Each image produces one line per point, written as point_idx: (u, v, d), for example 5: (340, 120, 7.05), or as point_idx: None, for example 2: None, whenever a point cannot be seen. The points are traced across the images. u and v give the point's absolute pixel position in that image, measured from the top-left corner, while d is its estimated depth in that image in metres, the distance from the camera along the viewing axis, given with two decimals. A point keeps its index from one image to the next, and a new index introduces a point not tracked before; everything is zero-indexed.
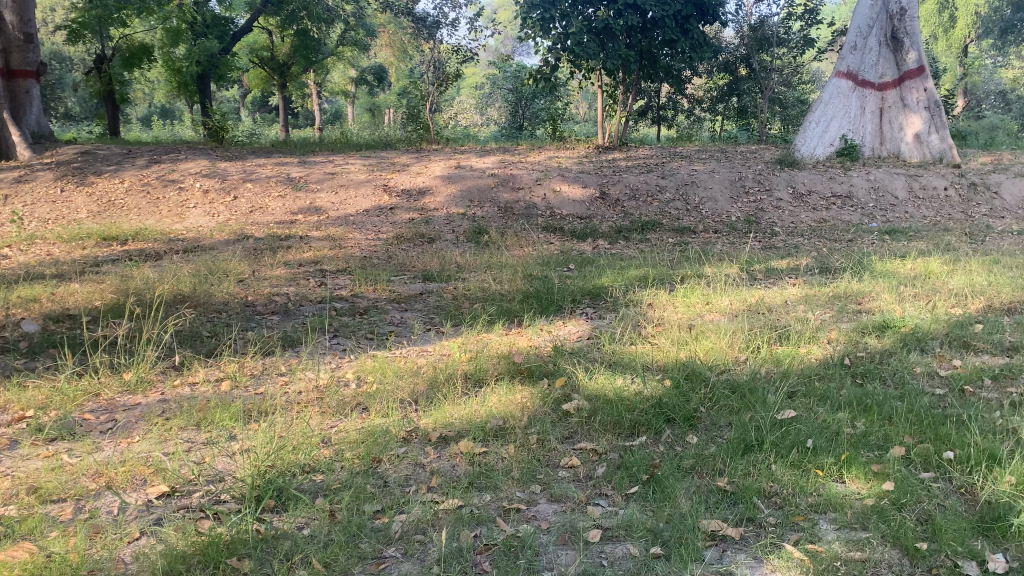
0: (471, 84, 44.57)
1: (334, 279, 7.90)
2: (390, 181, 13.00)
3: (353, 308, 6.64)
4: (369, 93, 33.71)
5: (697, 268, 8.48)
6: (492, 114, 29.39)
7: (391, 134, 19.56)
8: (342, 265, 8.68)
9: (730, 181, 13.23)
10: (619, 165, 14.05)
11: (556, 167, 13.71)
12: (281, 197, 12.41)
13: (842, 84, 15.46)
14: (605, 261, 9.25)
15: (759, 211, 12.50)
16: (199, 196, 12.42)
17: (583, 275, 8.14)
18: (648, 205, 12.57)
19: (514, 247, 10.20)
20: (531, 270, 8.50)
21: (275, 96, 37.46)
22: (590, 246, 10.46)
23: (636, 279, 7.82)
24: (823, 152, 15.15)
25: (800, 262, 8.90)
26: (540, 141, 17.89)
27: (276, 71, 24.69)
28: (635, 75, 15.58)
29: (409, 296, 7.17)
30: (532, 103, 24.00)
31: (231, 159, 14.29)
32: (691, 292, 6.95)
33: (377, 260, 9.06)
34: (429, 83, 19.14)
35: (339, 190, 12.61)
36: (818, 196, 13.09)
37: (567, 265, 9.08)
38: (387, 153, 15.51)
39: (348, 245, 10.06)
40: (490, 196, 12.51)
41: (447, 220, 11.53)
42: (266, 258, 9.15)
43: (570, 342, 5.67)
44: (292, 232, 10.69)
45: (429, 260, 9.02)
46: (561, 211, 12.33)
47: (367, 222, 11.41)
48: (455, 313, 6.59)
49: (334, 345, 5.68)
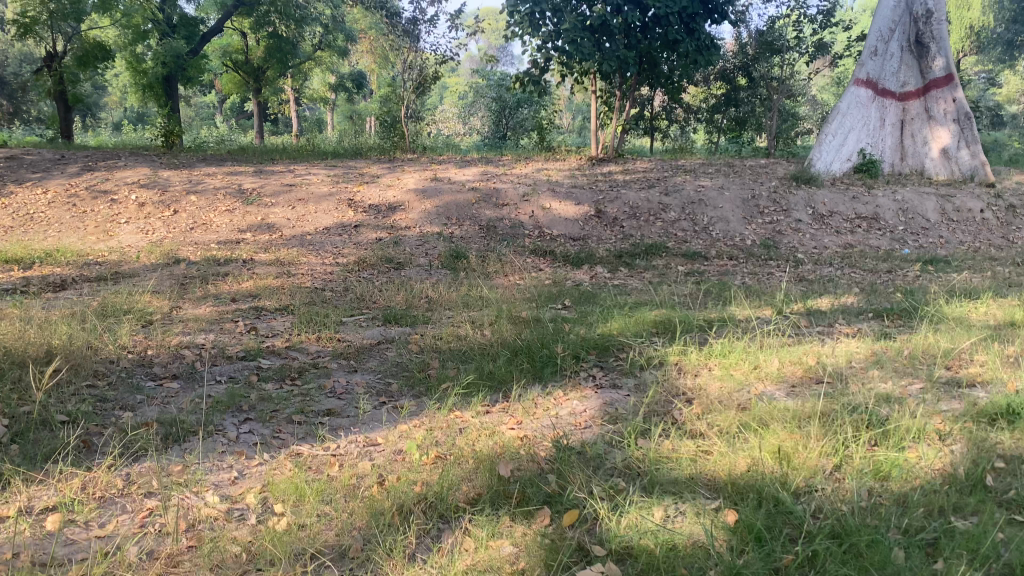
0: (452, 93, 42.95)
1: (270, 322, 6.24)
2: (356, 194, 11.34)
3: (282, 370, 4.99)
4: (347, 100, 32.02)
5: (721, 309, 6.90)
6: (474, 122, 27.80)
7: (363, 141, 17.87)
8: (286, 300, 7.02)
9: (742, 199, 11.68)
10: (615, 179, 12.45)
11: (546, 181, 12.11)
12: (228, 212, 10.72)
13: (861, 93, 13.76)
14: (607, 296, 7.66)
15: (776, 233, 10.96)
16: (132, 210, 10.70)
17: (584, 316, 6.53)
18: (650, 225, 10.99)
19: (497, 277, 8.60)
20: (519, 308, 6.90)
21: (248, 100, 35.58)
22: (587, 275, 8.86)
23: (652, 322, 6.23)
24: (841, 168, 13.50)
25: (844, 301, 7.34)
26: (527, 151, 16.31)
27: (249, 76, 22.94)
28: (634, 79, 14.06)
29: (361, 349, 5.52)
30: (518, 111, 22.45)
31: (177, 166, 12.56)
32: (729, 350, 5.36)
33: (331, 292, 7.41)
34: (405, 87, 17.50)
35: (295, 205, 10.93)
36: (841, 217, 11.57)
37: (562, 300, 7.48)
38: (356, 162, 13.84)
39: (299, 271, 8.40)
40: (470, 214, 10.90)
41: (420, 241, 9.90)
42: (194, 290, 7.47)
43: (577, 434, 4.06)
44: (234, 255, 9.01)
45: (395, 292, 7.38)
46: (552, 231, 10.73)
47: (325, 242, 9.76)
48: (421, 376, 4.96)
49: (242, 434, 4.02)
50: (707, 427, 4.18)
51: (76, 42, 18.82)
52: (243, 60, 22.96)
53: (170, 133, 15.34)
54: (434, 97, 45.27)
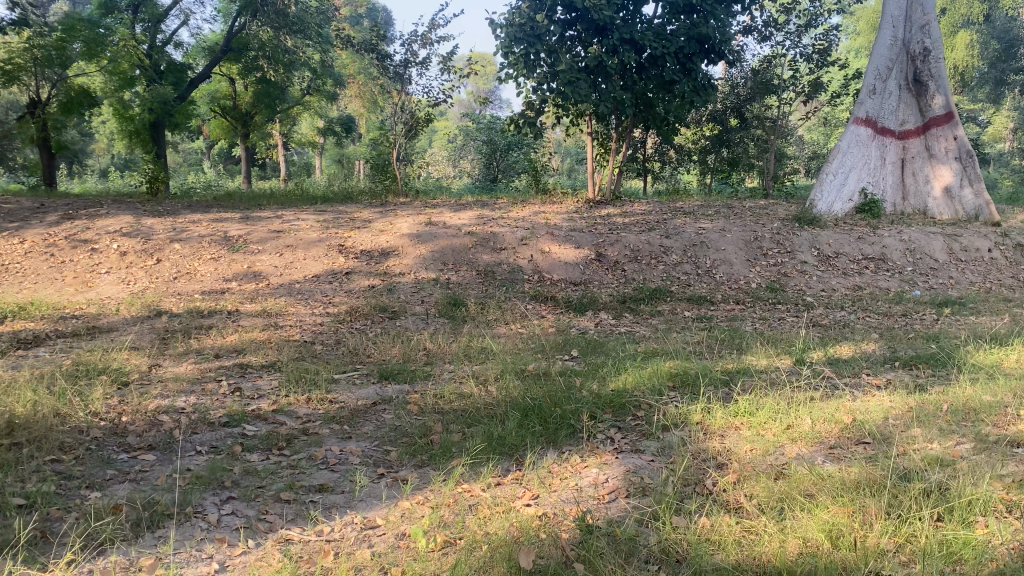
0: (441, 137, 42.90)
1: (257, 381, 5.79)
2: (347, 240, 10.96)
3: (270, 438, 4.54)
4: (337, 144, 31.79)
5: (739, 360, 6.51)
6: (465, 165, 27.59)
7: (354, 186, 17.52)
8: (274, 355, 6.58)
9: (745, 242, 11.36)
10: (614, 222, 12.13)
11: (543, 224, 11.77)
12: (214, 260, 10.30)
13: (861, 132, 13.70)
14: (615, 345, 7.26)
15: (782, 276, 10.63)
16: (113, 259, 10.26)
17: (595, 369, 6.12)
18: (652, 268, 10.64)
19: (497, 326, 8.19)
20: (524, 360, 6.48)
21: (236, 146, 35.33)
22: (591, 322, 8.47)
23: (668, 376, 5.83)
24: (842, 208, 13.34)
25: (866, 349, 6.95)
26: (521, 194, 16.01)
27: (237, 121, 22.67)
28: (630, 119, 13.83)
29: (356, 411, 5.08)
30: (509, 154, 22.25)
31: (162, 213, 12.16)
32: (757, 408, 4.95)
33: (322, 346, 6.98)
34: (396, 131, 17.24)
35: (284, 252, 10.53)
36: (847, 258, 11.26)
37: (567, 351, 7.07)
38: (347, 207, 13.46)
39: (288, 322, 7.97)
40: (466, 259, 10.52)
41: (415, 288, 9.49)
42: (176, 345, 7.02)
43: (601, 511, 3.62)
44: (220, 306, 8.58)
45: (390, 344, 6.95)
46: (552, 275, 10.36)
47: (315, 291, 9.34)
48: (423, 442, 4.52)
49: (224, 517, 3.56)
50: (746, 499, 3.75)
51: (61, 89, 18.50)
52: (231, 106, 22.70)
53: (155, 179, 14.96)
54: (423, 141, 45.22)
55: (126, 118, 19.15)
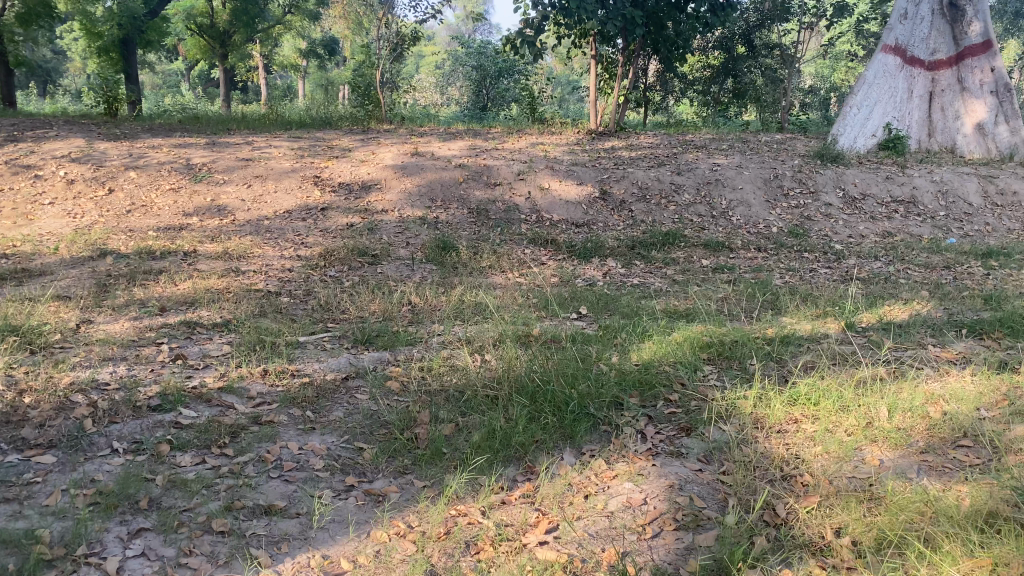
0: (428, 63, 41.14)
1: (205, 345, 4.78)
2: (324, 171, 9.83)
3: (209, 432, 3.57)
4: (319, 67, 30.12)
5: (777, 325, 5.54)
6: (453, 93, 26.13)
7: (333, 110, 16.21)
8: (229, 309, 5.55)
9: (763, 180, 10.31)
10: (620, 156, 11.02)
11: (542, 157, 10.67)
12: (173, 191, 9.15)
13: (888, 61, 12.42)
14: (629, 301, 6.28)
15: (805, 219, 9.62)
16: (59, 188, 9.08)
17: (611, 335, 5.14)
18: (662, 208, 9.60)
19: (491, 276, 7.18)
20: (526, 321, 5.50)
21: (213, 69, 33.47)
22: (598, 272, 7.48)
23: (701, 347, 4.85)
24: (865, 144, 12.29)
25: (922, 310, 5.99)
26: (515, 122, 14.80)
27: (213, 40, 20.38)
28: (638, 41, 12.61)
29: (322, 392, 4.10)
30: (500, 80, 20.87)
31: (118, 136, 10.93)
32: (821, 395, 3.99)
33: (288, 298, 5.95)
34: (380, 52, 15.87)
35: (252, 183, 9.39)
36: (874, 201, 10.25)
37: (574, 308, 6.08)
38: (325, 134, 12.27)
39: (251, 266, 6.92)
40: (456, 195, 9.43)
41: (398, 227, 8.43)
42: (116, 294, 5.98)
43: (645, 560, 2.69)
44: (174, 245, 7.48)
45: (368, 297, 5.94)
46: (551, 216, 9.31)
47: (286, 229, 8.26)
48: (405, 439, 3.56)
49: (130, 562, 2.61)
50: (834, 537, 2.82)
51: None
52: (211, 27, 19.91)
53: (114, 99, 13.59)
54: (410, 66, 43.46)
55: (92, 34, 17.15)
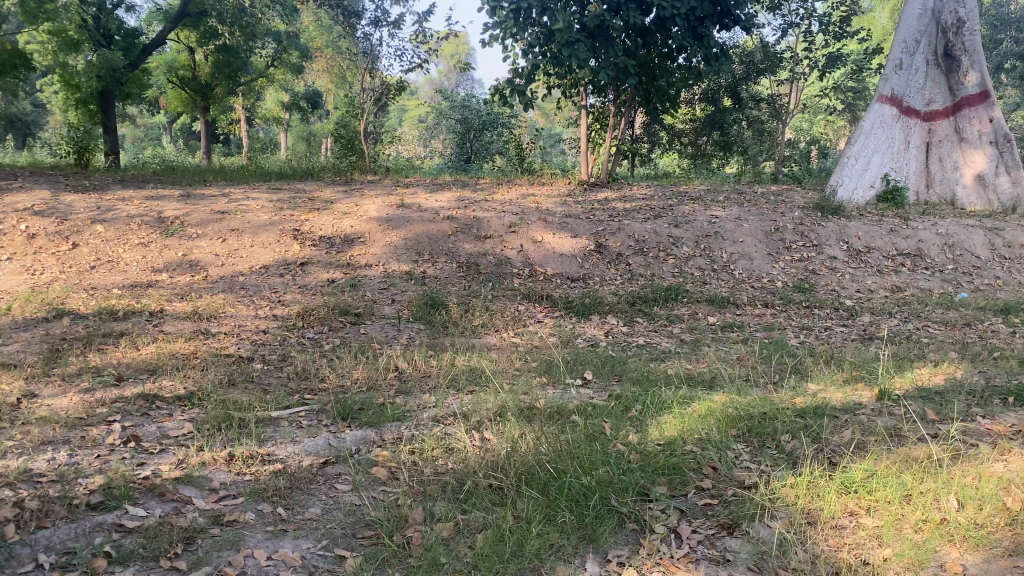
0: (411, 115, 41.08)
1: (164, 424, 4.18)
2: (304, 224, 9.31)
3: (158, 538, 2.96)
4: (301, 120, 29.80)
5: (805, 393, 5.01)
6: (437, 146, 25.85)
7: (315, 162, 15.75)
8: (195, 379, 4.95)
9: (764, 232, 9.90)
10: (614, 207, 10.59)
11: (533, 208, 10.22)
12: (142, 245, 8.58)
13: (884, 111, 12.19)
14: (637, 364, 5.75)
15: (810, 274, 9.18)
16: (18, 243, 8.47)
17: (624, 408, 4.60)
18: (661, 262, 9.13)
19: (484, 336, 6.64)
20: (528, 391, 4.95)
21: (194, 123, 33.12)
22: (599, 331, 6.96)
23: (727, 422, 4.32)
24: (864, 196, 11.96)
25: (957, 374, 5.49)
26: (502, 173, 14.41)
27: (195, 93, 19.90)
28: (630, 90, 12.31)
29: (297, 483, 3.51)
30: (485, 132, 20.57)
31: (87, 188, 10.37)
32: (878, 482, 3.45)
33: (261, 365, 5.36)
34: (364, 102, 15.51)
35: (227, 237, 8.84)
36: (879, 254, 9.86)
37: (578, 373, 5.54)
38: (306, 185, 11.77)
39: (222, 328, 6.34)
40: (445, 249, 8.93)
41: (383, 283, 7.89)
42: (68, 361, 5.36)
43: None
44: (139, 304, 6.89)
45: (351, 363, 5.36)
46: (545, 270, 8.81)
47: (261, 286, 7.69)
48: (396, 546, 2.98)
49: None
50: None
51: None
52: (192, 80, 19.56)
53: (85, 149, 13.04)
54: (392, 120, 43.39)
55: (72, 85, 16.32)
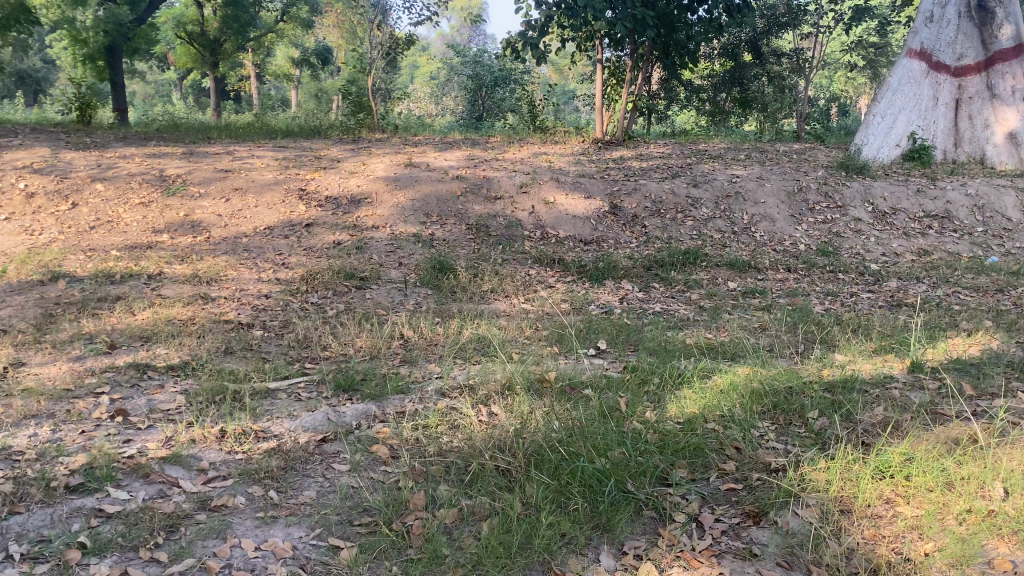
0: (423, 72, 40.43)
1: (155, 397, 3.95)
2: (309, 183, 9.03)
3: (139, 526, 2.74)
4: (311, 76, 29.31)
5: (832, 365, 4.74)
6: (448, 104, 25.34)
7: (324, 119, 15.39)
8: (191, 347, 4.73)
9: (786, 193, 9.55)
10: (629, 167, 10.24)
11: (546, 168, 9.89)
12: (143, 205, 8.33)
13: (913, 65, 11.71)
14: (653, 333, 5.50)
15: (833, 236, 8.85)
16: (16, 202, 8.23)
17: (641, 380, 4.34)
18: (678, 224, 8.82)
19: (494, 302, 6.39)
20: (539, 362, 4.70)
21: (202, 79, 32.63)
22: (613, 297, 6.69)
23: (751, 398, 4.06)
24: (888, 154, 11.52)
25: (993, 345, 5.19)
26: (515, 131, 14.03)
27: (204, 49, 19.11)
28: (647, 43, 11.85)
29: (292, 463, 3.29)
30: (497, 89, 20.08)
31: (88, 146, 10.10)
32: (916, 466, 3.19)
33: (260, 332, 5.13)
34: (373, 57, 15.10)
35: (230, 197, 8.58)
36: (905, 216, 9.50)
37: (592, 342, 5.28)
38: (313, 143, 11.47)
39: (223, 292, 6.11)
40: (454, 210, 8.64)
41: (390, 246, 7.63)
42: (61, 326, 5.15)
43: None
44: (138, 266, 6.65)
45: (354, 331, 5.12)
46: (557, 232, 8.52)
47: (265, 248, 7.44)
48: (396, 536, 2.76)
49: None
50: None
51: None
52: (202, 34, 18.68)
53: (88, 105, 12.72)
54: (404, 77, 42.75)
55: (78, 41, 15.66)
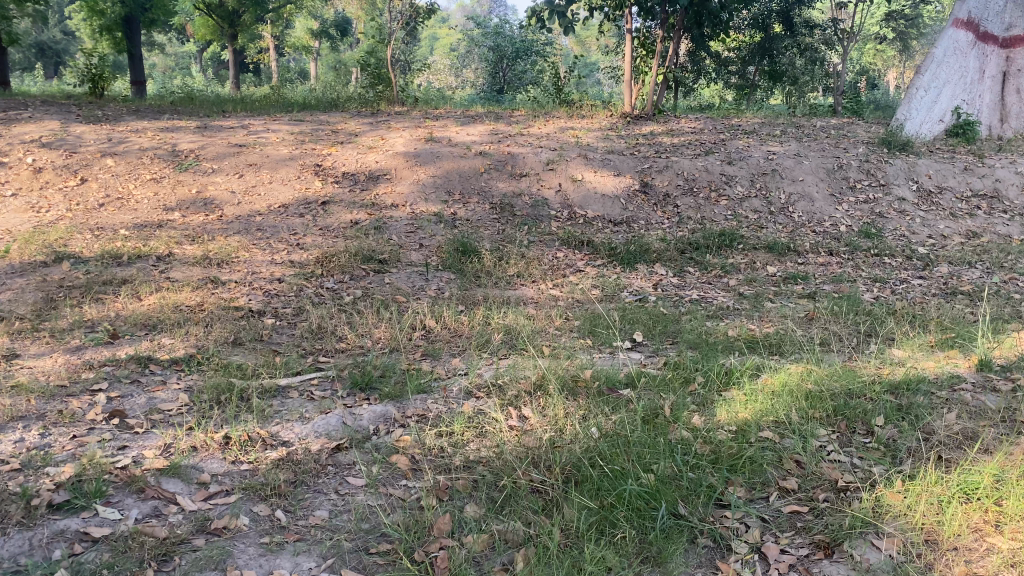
0: (443, 45, 39.83)
1: (156, 395, 3.63)
2: (326, 159, 8.68)
3: (128, 555, 2.42)
4: (329, 48, 28.83)
5: (891, 363, 4.34)
6: (468, 76, 24.81)
7: (342, 92, 14.98)
8: (198, 337, 4.41)
9: (825, 170, 9.08)
10: (660, 143, 9.79)
11: (573, 143, 9.47)
12: (154, 181, 8.01)
13: (958, 36, 11.07)
14: (692, 323, 5.12)
15: (876, 217, 8.38)
16: (24, 177, 7.91)
17: (685, 379, 3.96)
18: (712, 203, 8.39)
19: (520, 288, 6.03)
20: (571, 356, 4.33)
21: (220, 51, 32.23)
22: (646, 282, 6.31)
23: (808, 402, 3.68)
24: (930, 131, 11.04)
25: None
26: (538, 104, 13.58)
27: (223, 21, 18.57)
28: (679, 13, 11.32)
29: (302, 477, 2.95)
30: (518, 62, 19.54)
31: (99, 119, 9.79)
32: (1008, 488, 2.80)
33: (272, 320, 4.80)
34: (393, 28, 14.67)
35: (244, 172, 8.25)
36: (952, 195, 8.99)
37: (627, 333, 4.91)
38: (330, 117, 11.09)
39: (234, 275, 5.78)
40: (477, 187, 8.26)
41: (410, 226, 7.27)
42: (62, 312, 4.84)
43: None
44: (147, 246, 6.34)
45: (372, 320, 4.78)
46: (585, 211, 8.12)
47: (279, 227, 7.11)
48: (419, 568, 2.42)
49: None
50: None
51: None
52: (221, 4, 18.07)
53: (100, 77, 12.39)
54: (424, 48, 42.13)
55: (96, 12, 14.95)
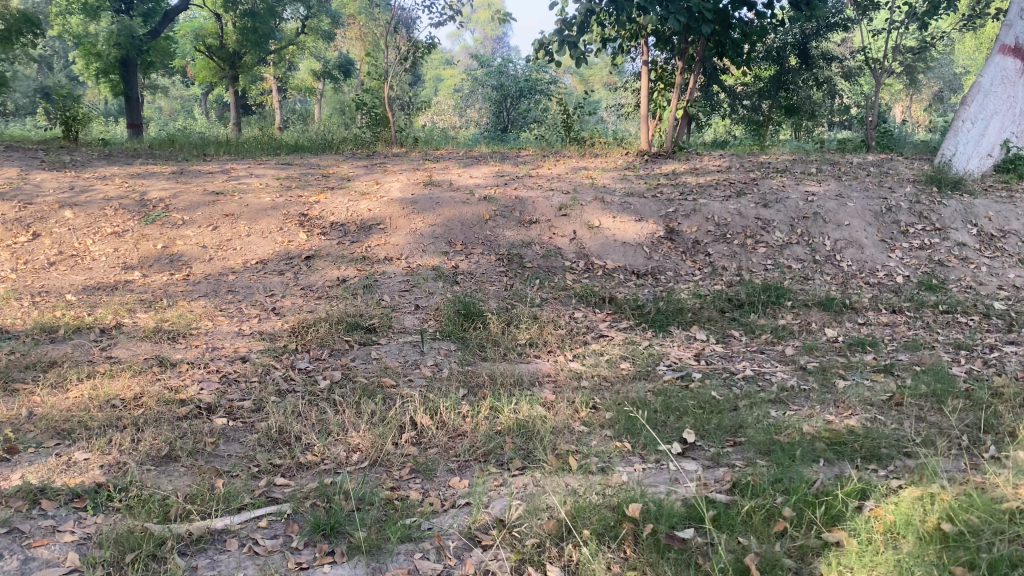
0: (447, 85, 39.43)
1: (34, 555, 2.59)
2: (312, 207, 7.72)
3: None
4: (332, 89, 28.15)
5: None
6: (472, 115, 24.03)
7: (338, 132, 14.08)
8: (120, 451, 3.37)
9: (873, 213, 8.09)
10: (685, 183, 8.81)
11: (589, 185, 8.50)
12: (116, 235, 7.04)
13: (1007, 65, 9.89)
14: (753, 412, 4.07)
15: (936, 265, 7.36)
16: None
17: (766, 512, 2.90)
18: (749, 251, 7.39)
19: (534, 361, 5.01)
20: (607, 472, 3.29)
21: (220, 93, 31.58)
22: (685, 352, 5.29)
23: (947, 554, 2.62)
24: (980, 165, 10.05)
25: None
26: (546, 143, 12.69)
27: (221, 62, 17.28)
28: (699, 42, 10.37)
29: None
30: (523, 100, 18.72)
31: (64, 165, 8.90)
32: None
33: (223, 420, 3.77)
34: (391, 65, 13.80)
35: (218, 224, 7.29)
36: (1017, 238, 7.98)
37: (674, 429, 3.86)
38: (321, 158, 10.17)
39: (188, 353, 4.77)
40: (481, 237, 7.26)
41: (405, 283, 6.28)
42: None
43: None
44: (92, 316, 5.35)
45: (349, 419, 3.75)
46: (603, 261, 7.11)
47: (253, 287, 6.13)
48: None
49: None
50: None
51: None
52: (219, 47, 17.15)
53: (74, 120, 11.51)
54: (427, 89, 41.80)
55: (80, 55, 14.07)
